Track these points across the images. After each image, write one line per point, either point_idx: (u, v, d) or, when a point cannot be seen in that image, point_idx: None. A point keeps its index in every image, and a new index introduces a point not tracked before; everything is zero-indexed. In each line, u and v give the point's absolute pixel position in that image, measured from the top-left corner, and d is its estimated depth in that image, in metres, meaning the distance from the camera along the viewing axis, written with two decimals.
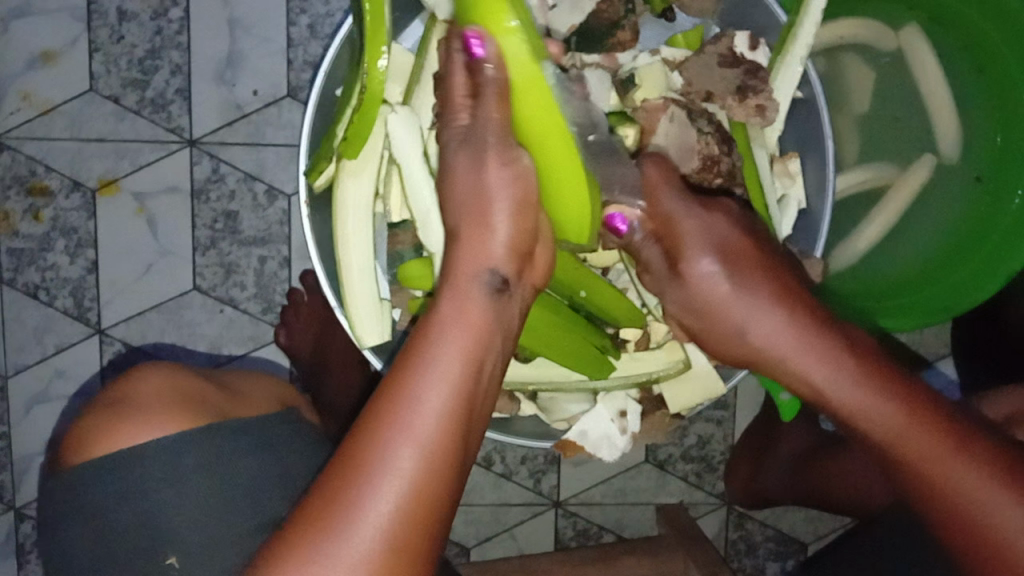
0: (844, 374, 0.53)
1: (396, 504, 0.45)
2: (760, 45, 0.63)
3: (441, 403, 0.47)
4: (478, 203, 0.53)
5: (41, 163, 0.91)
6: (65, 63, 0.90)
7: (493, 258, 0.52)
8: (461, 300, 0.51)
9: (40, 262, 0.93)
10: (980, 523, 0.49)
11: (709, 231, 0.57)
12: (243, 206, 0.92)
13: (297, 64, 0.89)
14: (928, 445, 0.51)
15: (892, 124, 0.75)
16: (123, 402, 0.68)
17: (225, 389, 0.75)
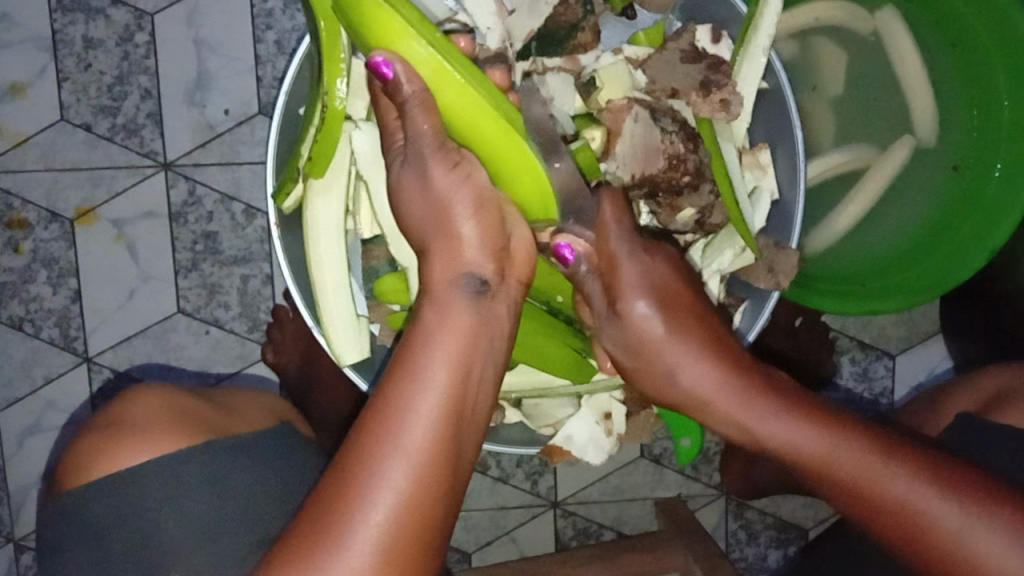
0: (776, 405, 0.54)
1: (387, 516, 0.45)
2: (723, 38, 0.63)
3: (429, 410, 0.47)
4: (443, 214, 0.51)
5: (18, 195, 0.91)
6: (34, 94, 0.90)
7: (465, 268, 0.51)
8: (438, 312, 0.50)
9: (22, 295, 0.93)
10: (926, 534, 0.50)
11: (644, 279, 0.56)
12: (221, 226, 0.92)
13: (266, 81, 0.89)
14: (863, 469, 0.52)
15: (869, 107, 0.75)
16: (121, 424, 0.69)
17: (220, 406, 0.75)
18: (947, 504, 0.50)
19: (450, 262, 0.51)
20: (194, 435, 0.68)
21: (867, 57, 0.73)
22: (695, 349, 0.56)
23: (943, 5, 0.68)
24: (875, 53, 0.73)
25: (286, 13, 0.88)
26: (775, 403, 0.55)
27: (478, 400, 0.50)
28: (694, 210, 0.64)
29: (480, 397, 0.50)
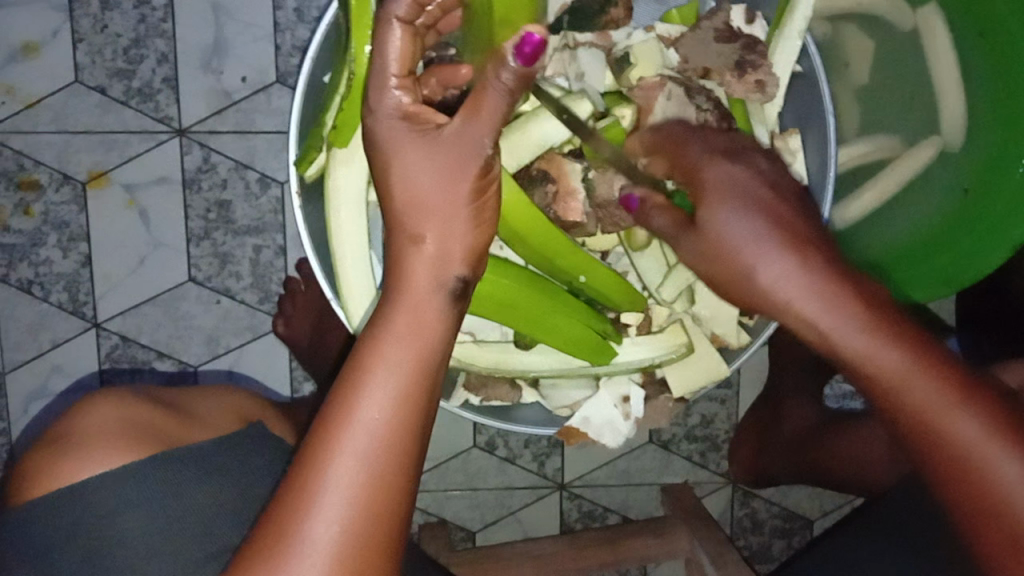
0: (860, 321, 0.48)
1: (338, 521, 0.44)
2: (756, 19, 0.61)
3: (387, 414, 0.45)
4: (423, 206, 0.46)
5: (29, 157, 0.90)
6: (48, 55, 0.88)
7: (455, 266, 0.47)
8: (415, 309, 0.46)
9: (32, 258, 0.92)
10: (976, 477, 0.48)
11: (733, 183, 0.51)
12: (235, 195, 0.90)
13: (285, 49, 0.88)
14: (939, 402, 0.48)
15: (900, 99, 0.71)
16: (62, 440, 0.61)
17: (181, 412, 0.69)
18: (1004, 453, 0.47)
19: (433, 265, 0.47)
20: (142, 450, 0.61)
21: (903, 47, 0.70)
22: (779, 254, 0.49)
23: None
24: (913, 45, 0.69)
25: None
26: (859, 317, 0.48)
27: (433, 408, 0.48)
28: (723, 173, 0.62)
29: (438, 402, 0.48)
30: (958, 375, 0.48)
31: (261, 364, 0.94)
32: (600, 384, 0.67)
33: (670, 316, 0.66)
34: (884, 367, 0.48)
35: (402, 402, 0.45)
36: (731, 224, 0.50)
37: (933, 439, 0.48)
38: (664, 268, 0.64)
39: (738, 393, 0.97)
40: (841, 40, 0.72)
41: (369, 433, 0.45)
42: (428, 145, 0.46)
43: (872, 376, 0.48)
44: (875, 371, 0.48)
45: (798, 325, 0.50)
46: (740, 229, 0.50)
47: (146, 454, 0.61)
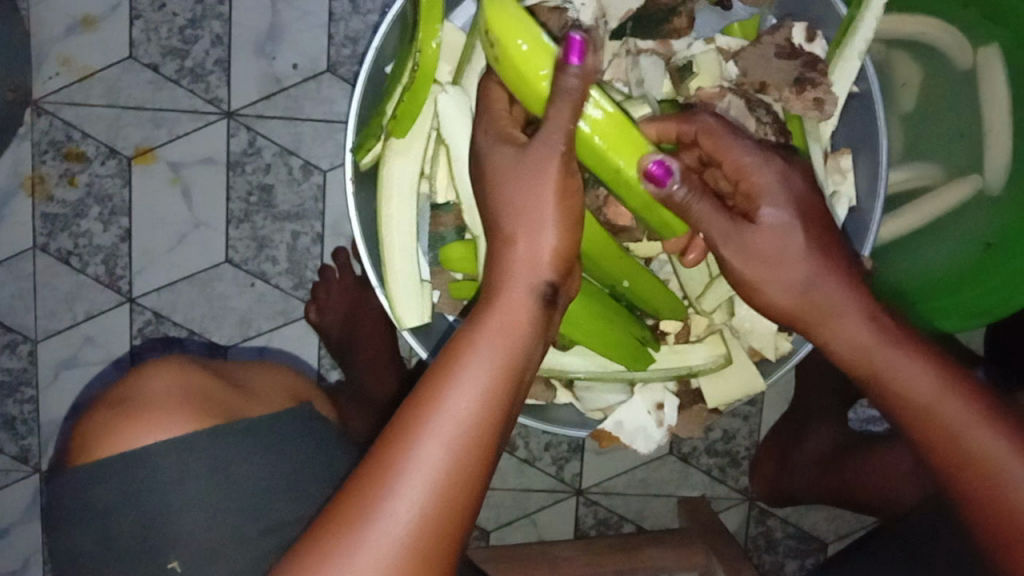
0: (881, 334, 0.50)
1: (418, 500, 0.45)
2: (817, 37, 0.62)
3: (481, 387, 0.46)
4: (525, 214, 0.50)
5: (78, 129, 0.91)
6: (104, 29, 0.89)
7: (543, 268, 0.50)
8: (512, 309, 0.49)
9: (73, 229, 0.93)
10: (1008, 494, 0.48)
11: (782, 183, 0.51)
12: (278, 180, 0.91)
13: (338, 39, 0.89)
14: (957, 415, 0.49)
15: (950, 133, 0.70)
16: (124, 404, 0.61)
17: (236, 384, 0.68)
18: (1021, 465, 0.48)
19: (529, 254, 0.50)
20: (190, 424, 0.60)
21: (959, 83, 0.69)
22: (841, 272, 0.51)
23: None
24: (969, 84, 0.68)
25: None
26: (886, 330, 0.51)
27: (521, 394, 0.49)
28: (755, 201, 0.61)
29: (524, 387, 0.50)
30: (975, 389, 0.50)
31: (291, 350, 0.95)
32: (636, 390, 0.67)
33: (708, 327, 0.66)
34: (916, 385, 0.49)
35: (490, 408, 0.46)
36: (769, 233, 0.51)
37: (950, 448, 0.49)
38: (707, 279, 0.64)
39: (761, 411, 0.97)
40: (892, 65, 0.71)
41: (462, 415, 0.46)
42: (518, 165, 0.50)
43: (889, 386, 0.50)
44: (906, 388, 0.50)
45: (842, 345, 0.51)
46: (779, 239, 0.51)
47: (207, 423, 0.61)
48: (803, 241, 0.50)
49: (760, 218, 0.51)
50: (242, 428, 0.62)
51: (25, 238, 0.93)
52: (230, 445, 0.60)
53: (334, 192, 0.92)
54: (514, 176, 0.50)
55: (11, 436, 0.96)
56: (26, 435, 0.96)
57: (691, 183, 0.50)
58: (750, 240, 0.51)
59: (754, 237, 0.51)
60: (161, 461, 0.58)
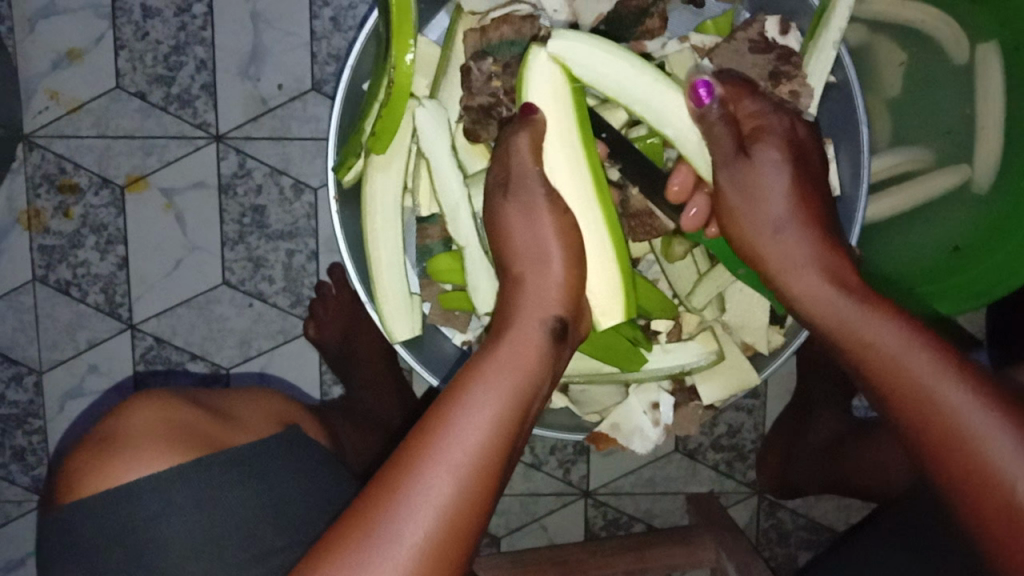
0: (848, 287, 0.52)
1: (425, 528, 0.46)
2: (791, 30, 0.61)
3: (488, 415, 0.49)
4: (537, 254, 0.55)
5: (70, 161, 0.92)
6: (90, 61, 0.90)
7: (552, 304, 0.54)
8: (522, 341, 0.53)
9: (70, 259, 0.93)
10: (973, 456, 0.45)
11: (768, 121, 0.56)
12: (269, 200, 0.92)
13: (321, 57, 0.89)
14: (936, 384, 0.47)
15: (943, 123, 0.73)
16: (99, 441, 0.62)
17: (219, 413, 0.68)
18: (1009, 440, 0.45)
19: (536, 292, 0.55)
20: (162, 461, 0.60)
21: (957, 73, 0.71)
22: (790, 199, 0.55)
23: None
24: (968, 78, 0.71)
25: None
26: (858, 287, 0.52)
27: (526, 430, 0.51)
28: None
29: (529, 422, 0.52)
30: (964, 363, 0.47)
31: (292, 368, 0.96)
32: (631, 391, 0.66)
33: (700, 324, 0.66)
34: (885, 346, 0.49)
35: (497, 432, 0.49)
36: (764, 169, 0.55)
37: (933, 421, 0.47)
38: (696, 276, 0.65)
39: (765, 403, 0.97)
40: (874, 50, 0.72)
41: (471, 440, 0.48)
42: (524, 201, 0.56)
43: (871, 348, 0.49)
44: (874, 347, 0.49)
45: (791, 295, 0.54)
46: (771, 178, 0.55)
47: (179, 460, 0.61)
48: (787, 173, 0.55)
49: (757, 152, 0.56)
50: (223, 464, 0.62)
51: (24, 271, 0.94)
52: (219, 480, 0.61)
53: (327, 210, 0.92)
54: (517, 225, 0.56)
55: (21, 469, 0.97)
56: (35, 466, 0.97)
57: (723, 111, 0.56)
58: (742, 170, 0.56)
59: (750, 172, 0.56)
60: (153, 495, 0.59)
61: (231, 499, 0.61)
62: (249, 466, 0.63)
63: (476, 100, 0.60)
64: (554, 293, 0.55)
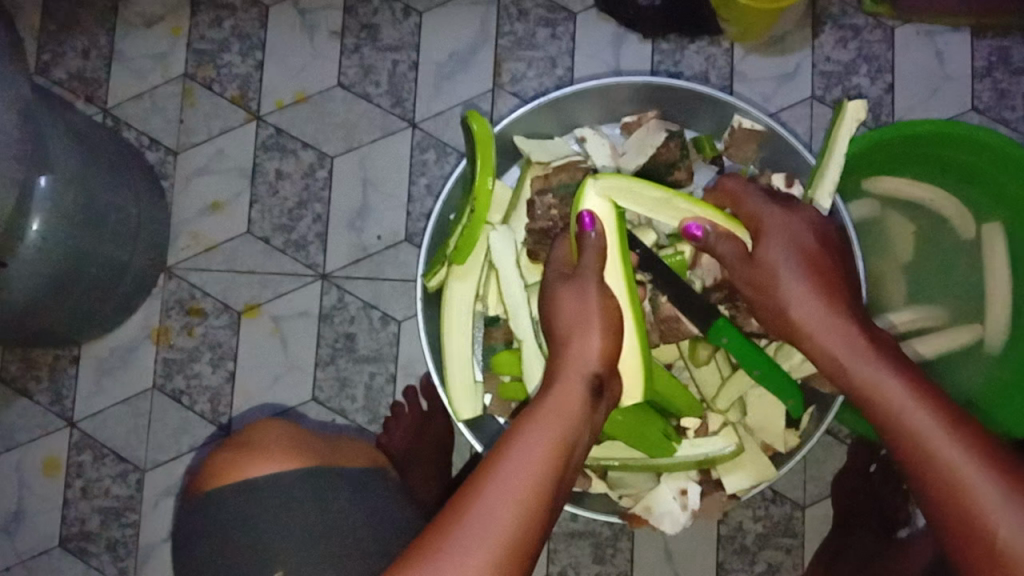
0: (855, 346, 0.66)
1: (484, 552, 0.53)
2: (794, 183, 0.79)
3: (539, 457, 0.57)
4: (580, 324, 0.66)
5: (200, 289, 1.10)
6: (229, 210, 1.12)
7: (592, 365, 0.64)
8: (566, 397, 0.62)
9: (187, 371, 1.09)
10: (959, 485, 0.58)
11: (773, 212, 0.72)
12: (360, 329, 1.08)
13: (415, 215, 1.09)
14: (932, 427, 0.60)
15: (945, 289, 0.98)
16: (244, 445, 0.79)
17: (332, 446, 0.84)
18: (985, 475, 0.58)
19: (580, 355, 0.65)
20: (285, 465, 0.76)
21: (948, 252, 0.99)
22: (805, 281, 0.68)
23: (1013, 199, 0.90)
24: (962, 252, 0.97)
25: (438, 163, 1.09)
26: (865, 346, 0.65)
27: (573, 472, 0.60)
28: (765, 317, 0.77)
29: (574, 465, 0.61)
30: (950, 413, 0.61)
31: None
32: (662, 479, 0.76)
33: (723, 422, 0.77)
34: (895, 398, 0.63)
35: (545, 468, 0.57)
36: (773, 249, 0.70)
37: (928, 454, 0.60)
38: (718, 381, 0.77)
39: (803, 543, 1.02)
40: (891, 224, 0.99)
41: (525, 476, 0.56)
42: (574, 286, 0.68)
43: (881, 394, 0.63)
44: (884, 397, 0.63)
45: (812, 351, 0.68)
46: (781, 258, 0.70)
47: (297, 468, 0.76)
48: (797, 274, 0.69)
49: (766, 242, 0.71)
50: (328, 480, 0.77)
51: (146, 380, 1.10)
52: (322, 490, 0.76)
53: (407, 339, 1.07)
54: (566, 299, 0.67)
55: (111, 559, 1.08)
56: (125, 557, 1.08)
57: (716, 233, 0.73)
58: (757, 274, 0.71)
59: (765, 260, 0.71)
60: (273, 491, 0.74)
61: (329, 510, 0.75)
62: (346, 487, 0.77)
63: (538, 225, 0.76)
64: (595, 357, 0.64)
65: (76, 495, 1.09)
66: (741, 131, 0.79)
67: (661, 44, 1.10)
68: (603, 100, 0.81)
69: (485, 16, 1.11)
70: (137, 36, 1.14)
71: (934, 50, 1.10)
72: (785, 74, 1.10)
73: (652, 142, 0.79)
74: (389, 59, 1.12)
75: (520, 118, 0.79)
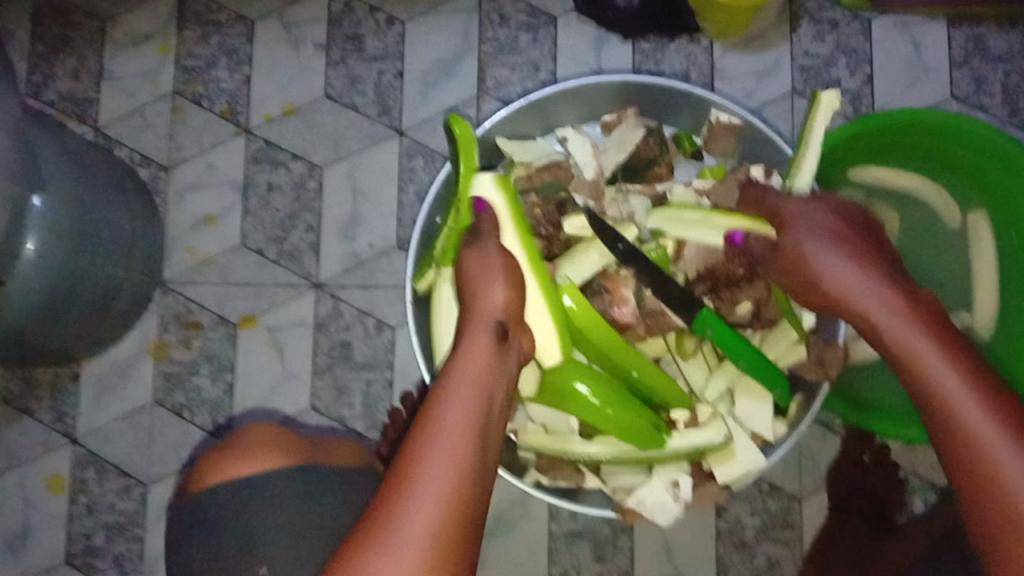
0: (914, 330, 0.65)
1: (422, 521, 0.53)
2: (773, 174, 0.80)
3: (458, 421, 0.59)
4: (478, 282, 0.67)
5: (197, 303, 1.12)
6: (222, 225, 1.13)
7: (491, 315, 0.66)
8: (471, 353, 0.63)
9: (186, 385, 1.11)
10: (996, 483, 0.57)
11: (808, 200, 0.74)
12: (356, 336, 1.09)
13: (405, 222, 1.10)
14: (975, 419, 0.59)
15: (933, 278, 0.99)
16: (233, 447, 0.81)
17: (316, 445, 0.85)
18: None
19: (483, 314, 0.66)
20: (278, 461, 0.78)
21: (934, 242, 1.00)
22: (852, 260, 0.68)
23: (998, 188, 0.91)
24: (948, 242, 0.99)
25: (426, 171, 1.11)
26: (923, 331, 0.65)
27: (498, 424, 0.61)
28: (750, 303, 0.79)
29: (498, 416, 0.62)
30: (999, 404, 0.60)
31: None
32: (654, 472, 0.78)
33: (711, 413, 0.77)
34: (942, 385, 0.62)
35: (467, 427, 0.59)
36: (810, 234, 0.71)
37: (970, 447, 0.59)
38: (707, 371, 0.80)
39: (802, 532, 1.03)
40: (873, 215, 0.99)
41: (449, 440, 0.57)
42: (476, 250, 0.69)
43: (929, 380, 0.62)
44: (930, 380, 0.62)
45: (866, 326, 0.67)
46: (820, 239, 0.70)
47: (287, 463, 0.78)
48: (834, 253, 0.69)
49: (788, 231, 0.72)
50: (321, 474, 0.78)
51: (147, 394, 1.11)
52: (316, 483, 0.77)
53: (403, 345, 1.09)
54: (469, 260, 0.69)
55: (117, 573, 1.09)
56: (131, 570, 1.09)
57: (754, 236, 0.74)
58: (795, 256, 0.70)
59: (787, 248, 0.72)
60: (268, 483, 0.75)
61: (324, 502, 0.76)
62: (338, 480, 0.78)
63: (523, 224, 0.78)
64: (500, 308, 0.66)
65: (81, 511, 1.10)
66: (719, 126, 0.80)
67: (642, 44, 1.11)
68: (583, 100, 0.83)
69: (468, 24, 1.13)
70: (126, 56, 1.16)
71: (912, 41, 1.11)
72: (766, 69, 1.11)
73: (631, 138, 0.82)
74: (375, 70, 1.13)
75: (503, 119, 0.80)
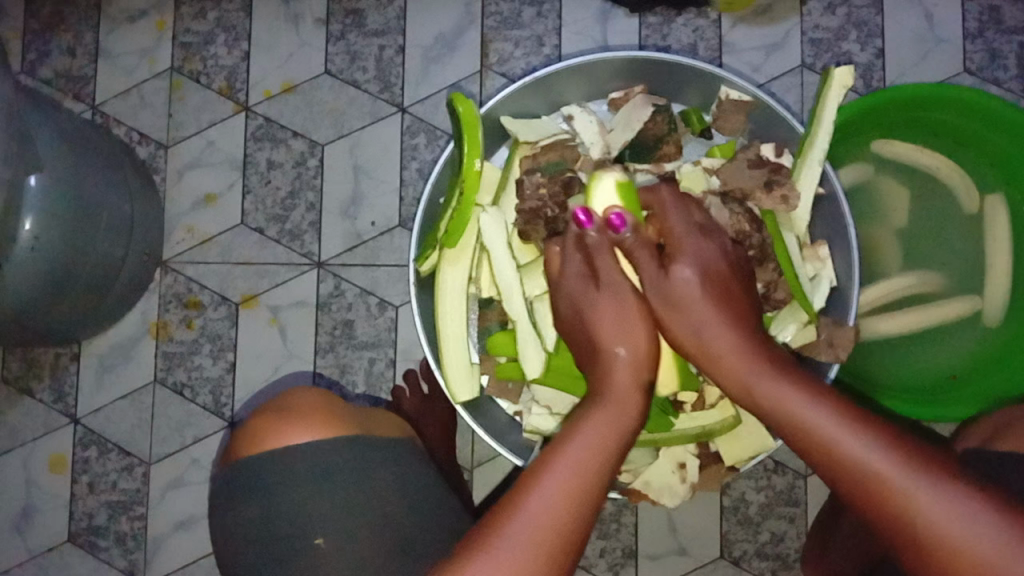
0: (776, 380, 0.63)
1: (535, 527, 0.56)
2: (784, 152, 0.78)
3: (588, 450, 0.61)
4: (622, 326, 0.69)
5: (197, 282, 1.11)
6: (222, 202, 1.12)
7: (645, 369, 0.68)
8: (620, 396, 0.66)
9: (187, 364, 1.10)
10: (892, 499, 0.55)
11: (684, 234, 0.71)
12: (358, 316, 1.08)
13: (408, 200, 1.09)
14: (846, 440, 0.57)
15: (942, 258, 0.97)
16: (280, 412, 0.80)
17: (361, 414, 0.84)
18: (920, 482, 0.54)
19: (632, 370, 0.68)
20: (322, 429, 0.77)
21: (944, 221, 0.97)
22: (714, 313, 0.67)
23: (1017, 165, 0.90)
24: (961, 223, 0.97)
25: (428, 147, 1.09)
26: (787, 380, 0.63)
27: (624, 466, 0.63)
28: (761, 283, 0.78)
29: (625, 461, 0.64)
30: (880, 429, 0.58)
31: None
32: (661, 453, 0.78)
33: (720, 394, 0.77)
34: (818, 425, 0.59)
35: (593, 456, 0.61)
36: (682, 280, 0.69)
37: (855, 476, 0.56)
38: None
39: (806, 510, 1.02)
40: (881, 190, 0.97)
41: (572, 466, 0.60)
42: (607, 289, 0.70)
43: (800, 423, 0.60)
44: (800, 420, 0.60)
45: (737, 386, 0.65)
46: (692, 288, 0.68)
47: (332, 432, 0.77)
48: (701, 291, 0.68)
49: (674, 271, 0.69)
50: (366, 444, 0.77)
51: (147, 374, 1.11)
52: (358, 455, 0.76)
53: (406, 323, 1.07)
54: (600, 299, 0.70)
55: (121, 551, 1.09)
56: (134, 549, 1.09)
57: (636, 234, 0.71)
58: (664, 287, 0.69)
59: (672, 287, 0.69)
60: (311, 453, 0.75)
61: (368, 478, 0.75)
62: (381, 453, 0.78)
63: (526, 204, 0.76)
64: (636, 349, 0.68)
65: (83, 490, 1.10)
66: (729, 102, 0.78)
67: (648, 18, 1.09)
68: (588, 76, 0.81)
69: None
70: (123, 32, 1.14)
71: (924, 13, 1.09)
72: (774, 43, 1.09)
73: (639, 117, 0.78)
74: (376, 44, 1.11)
75: (508, 95, 0.78)
